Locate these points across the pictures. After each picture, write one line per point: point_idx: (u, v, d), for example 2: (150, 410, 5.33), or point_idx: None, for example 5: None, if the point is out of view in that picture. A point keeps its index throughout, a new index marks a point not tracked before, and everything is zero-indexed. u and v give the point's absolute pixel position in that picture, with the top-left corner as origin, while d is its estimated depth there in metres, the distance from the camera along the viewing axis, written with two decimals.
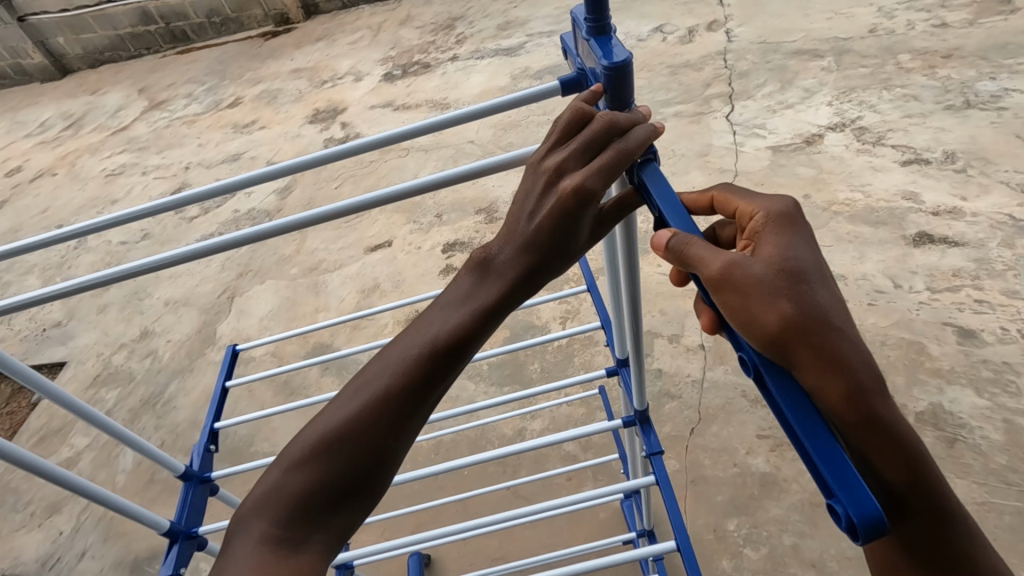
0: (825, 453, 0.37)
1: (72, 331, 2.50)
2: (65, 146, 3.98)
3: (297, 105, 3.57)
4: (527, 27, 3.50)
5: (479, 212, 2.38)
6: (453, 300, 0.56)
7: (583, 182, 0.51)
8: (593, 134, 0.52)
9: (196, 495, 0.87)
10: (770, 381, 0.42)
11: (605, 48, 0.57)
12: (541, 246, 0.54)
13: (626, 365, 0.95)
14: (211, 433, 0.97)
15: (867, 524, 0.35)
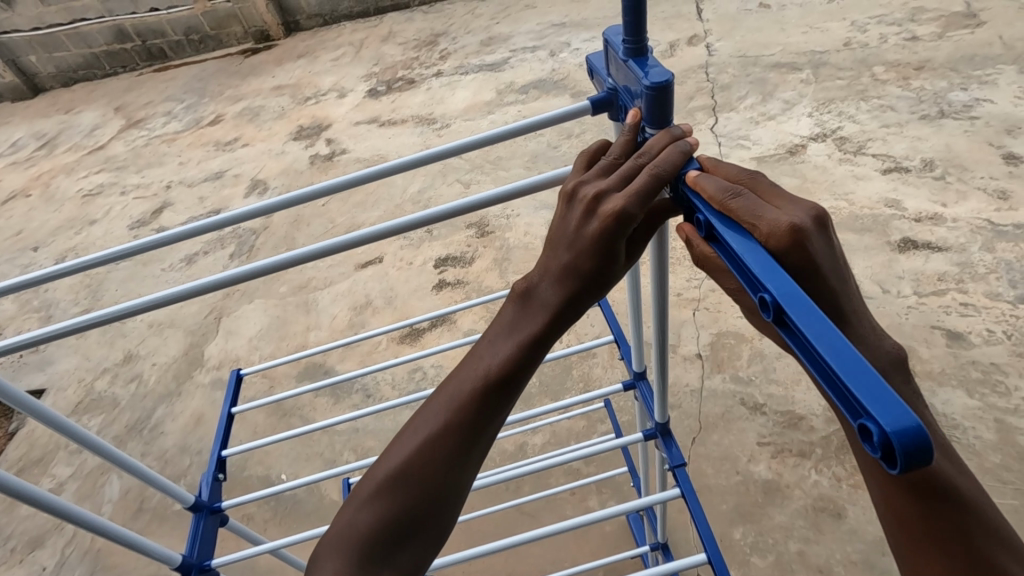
0: (854, 372, 0.36)
1: (51, 356, 2.42)
2: (38, 166, 3.88)
3: (280, 121, 3.54)
4: (510, 43, 3.54)
5: (470, 226, 2.38)
6: (500, 332, 0.58)
7: (621, 207, 0.50)
8: (631, 169, 0.53)
9: (207, 526, 0.85)
10: (791, 313, 0.40)
11: (644, 68, 0.58)
12: (582, 272, 0.54)
13: (643, 378, 0.96)
14: (219, 461, 0.94)
15: (903, 437, 0.33)
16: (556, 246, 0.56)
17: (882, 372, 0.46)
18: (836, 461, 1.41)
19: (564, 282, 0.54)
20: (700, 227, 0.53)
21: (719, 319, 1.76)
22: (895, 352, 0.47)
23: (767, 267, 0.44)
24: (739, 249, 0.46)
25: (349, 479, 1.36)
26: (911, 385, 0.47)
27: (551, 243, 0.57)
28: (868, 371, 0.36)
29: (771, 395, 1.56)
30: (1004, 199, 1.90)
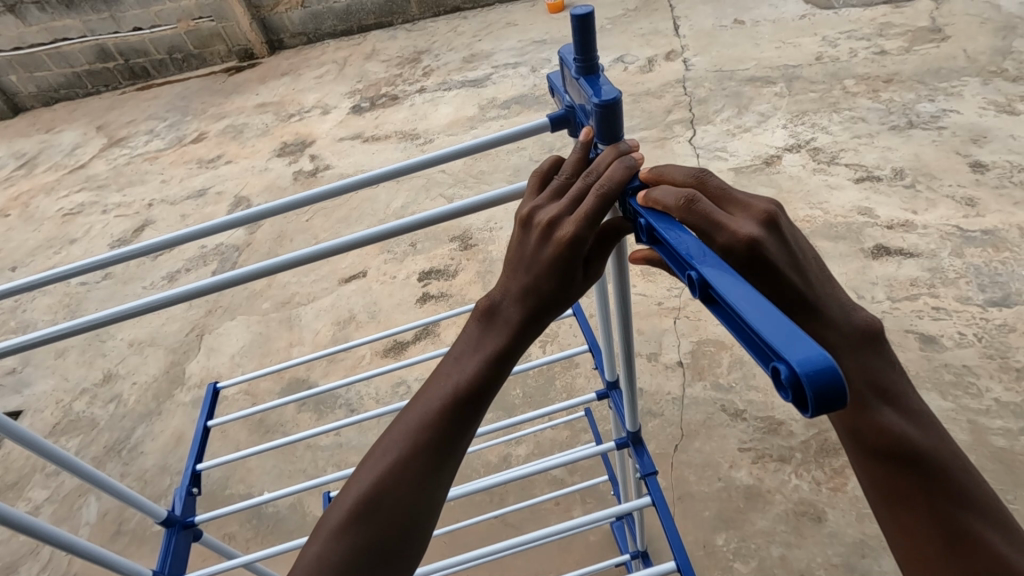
0: (766, 321, 0.37)
1: (28, 378, 2.38)
2: (17, 186, 3.84)
3: (264, 138, 3.55)
4: (492, 59, 3.60)
5: (453, 240, 2.40)
6: (463, 351, 0.59)
7: (573, 231, 0.52)
8: (580, 191, 0.55)
9: (180, 542, 0.84)
10: (722, 291, 0.41)
11: (595, 87, 0.61)
12: (543, 290, 0.56)
13: (616, 388, 0.96)
14: (194, 476, 0.93)
15: (813, 372, 0.34)
16: (515, 267, 0.57)
17: (853, 354, 0.53)
18: (816, 464, 1.43)
19: (526, 301, 0.56)
20: (642, 233, 0.54)
21: (699, 326, 1.79)
22: (866, 328, 0.54)
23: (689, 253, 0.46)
24: (675, 241, 0.48)
25: (330, 494, 1.34)
26: (882, 362, 0.54)
27: (510, 264, 0.58)
28: (783, 323, 0.37)
29: (751, 401, 1.58)
30: (972, 205, 1.96)
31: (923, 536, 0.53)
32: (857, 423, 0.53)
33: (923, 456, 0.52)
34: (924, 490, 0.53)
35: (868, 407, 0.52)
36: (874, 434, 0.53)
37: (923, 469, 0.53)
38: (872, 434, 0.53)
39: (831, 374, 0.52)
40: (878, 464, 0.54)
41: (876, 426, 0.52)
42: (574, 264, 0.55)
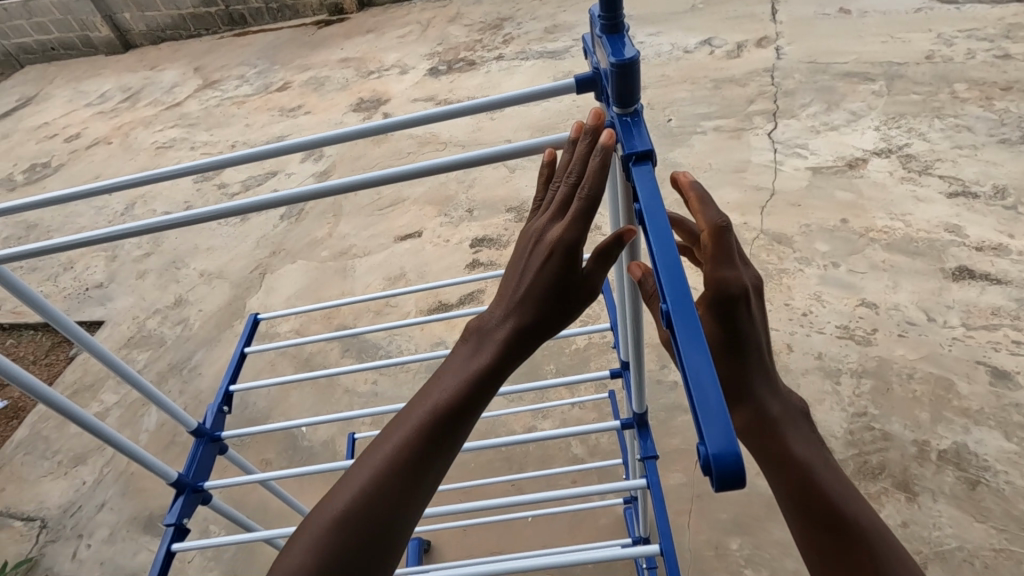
0: (704, 397, 0.39)
1: (112, 293, 2.61)
2: (121, 117, 4.15)
3: (342, 93, 3.65)
4: (574, 33, 3.53)
5: (509, 211, 2.41)
6: (454, 366, 0.59)
7: (562, 235, 0.55)
8: (565, 194, 0.57)
9: (206, 453, 0.91)
10: (677, 331, 0.43)
11: (616, 44, 0.57)
12: (534, 308, 0.57)
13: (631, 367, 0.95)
14: (226, 395, 1.00)
15: (723, 466, 0.36)
16: (511, 284, 0.59)
17: (788, 422, 0.59)
18: None
19: (518, 319, 0.57)
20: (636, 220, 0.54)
21: None
22: (797, 406, 0.61)
23: (670, 274, 0.46)
24: (655, 253, 0.48)
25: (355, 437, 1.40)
26: (813, 435, 0.60)
27: (508, 281, 0.60)
28: (715, 396, 0.39)
29: None
30: None
31: None
32: (804, 492, 0.56)
33: (863, 525, 0.56)
34: (870, 559, 0.55)
35: (811, 472, 0.56)
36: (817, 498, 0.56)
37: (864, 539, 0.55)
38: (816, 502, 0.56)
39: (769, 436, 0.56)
40: (825, 531, 0.56)
41: (820, 491, 0.56)
42: (576, 273, 0.56)
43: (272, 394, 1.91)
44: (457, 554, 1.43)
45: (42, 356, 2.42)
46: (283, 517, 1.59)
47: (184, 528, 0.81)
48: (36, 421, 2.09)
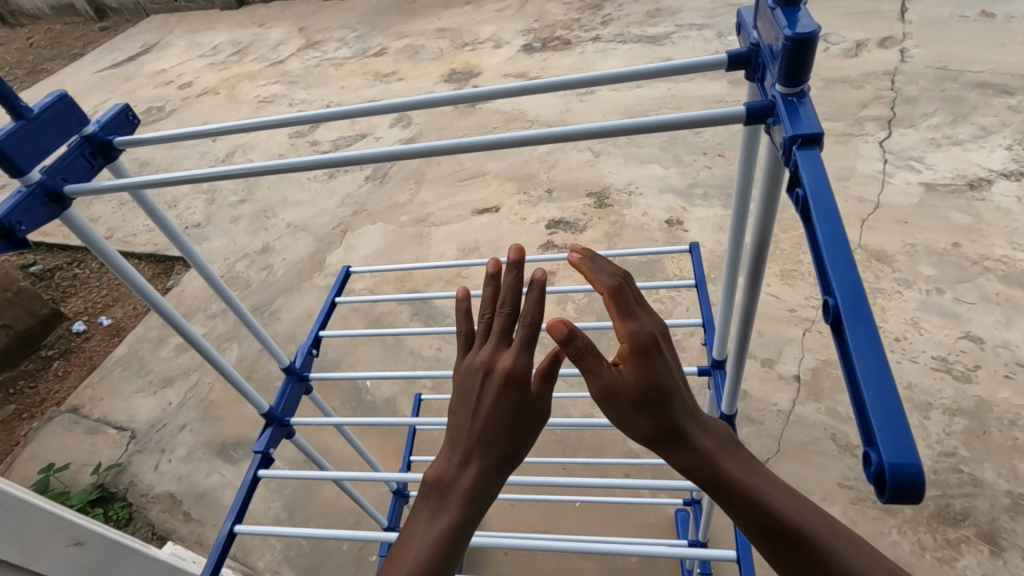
0: (881, 400, 0.37)
1: (207, 234, 2.80)
2: (229, 70, 4.39)
3: (435, 63, 3.70)
4: (677, 19, 3.41)
5: (589, 195, 2.37)
6: (426, 516, 0.60)
7: (513, 364, 0.61)
8: (503, 325, 0.64)
9: (294, 390, 0.96)
10: (847, 326, 0.40)
11: (791, 17, 0.51)
12: (497, 443, 0.61)
13: (721, 367, 0.91)
14: (315, 339, 1.04)
15: (898, 476, 0.35)
16: (465, 427, 0.62)
17: (725, 452, 0.58)
18: (926, 529, 1.29)
19: (481, 456, 0.61)
20: (797, 201, 0.49)
21: (831, 345, 1.64)
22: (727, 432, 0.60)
23: (837, 266, 0.42)
24: (822, 238, 0.44)
25: (421, 399, 1.43)
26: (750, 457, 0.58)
27: (460, 424, 0.63)
28: (895, 400, 0.37)
29: None
30: None
31: None
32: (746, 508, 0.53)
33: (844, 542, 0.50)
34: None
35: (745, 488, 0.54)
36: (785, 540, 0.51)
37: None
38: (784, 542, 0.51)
39: (718, 474, 0.56)
40: (798, 554, 0.50)
41: (768, 508, 0.52)
42: (527, 398, 0.62)
43: (343, 347, 2.00)
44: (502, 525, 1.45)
45: (144, 284, 2.64)
46: (343, 463, 1.68)
47: (270, 456, 0.87)
48: (135, 342, 2.29)
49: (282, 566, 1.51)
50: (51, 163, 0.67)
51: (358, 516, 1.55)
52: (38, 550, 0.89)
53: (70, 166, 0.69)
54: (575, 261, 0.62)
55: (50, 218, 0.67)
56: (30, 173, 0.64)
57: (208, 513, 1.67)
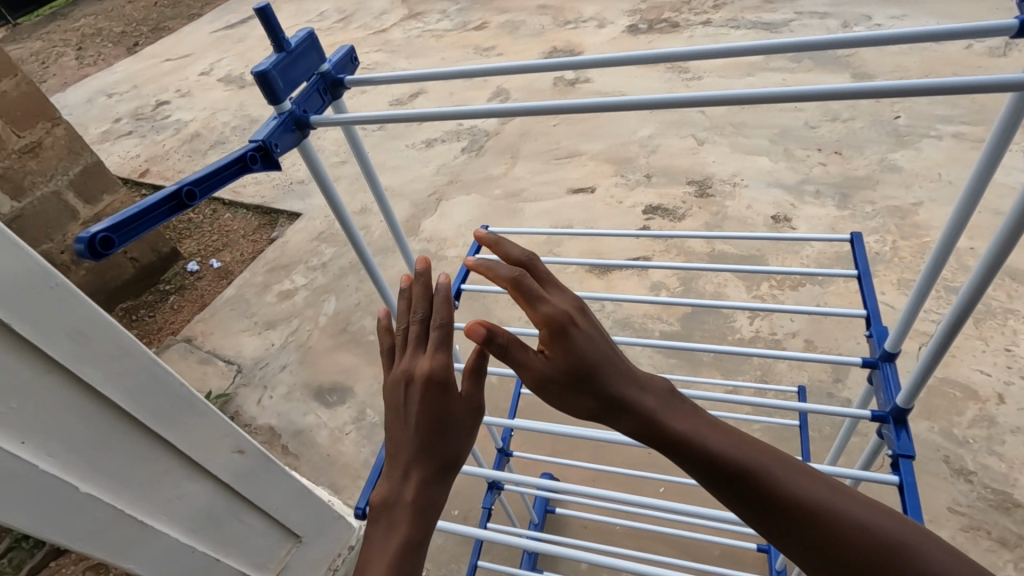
0: None
1: (310, 191, 2.94)
2: (334, 36, 4.54)
3: (536, 39, 3.67)
4: (797, 6, 3.22)
5: (690, 183, 2.30)
6: (382, 529, 0.60)
7: (432, 367, 0.62)
8: (416, 332, 0.65)
9: None
10: None
11: None
12: (432, 446, 0.61)
13: (890, 361, 0.76)
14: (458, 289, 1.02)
15: None
16: (398, 444, 0.62)
17: (665, 405, 0.59)
18: None
19: (420, 460, 0.61)
20: None
21: (950, 364, 1.54)
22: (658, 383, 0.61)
23: None
24: None
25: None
26: (686, 406, 0.59)
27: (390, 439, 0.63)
28: None
29: (983, 466, 1.35)
30: None
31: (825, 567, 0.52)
32: (691, 464, 0.56)
33: (780, 488, 0.53)
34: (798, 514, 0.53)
35: (686, 444, 0.56)
36: (741, 482, 0.54)
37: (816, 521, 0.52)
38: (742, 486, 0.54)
39: (661, 423, 0.57)
40: (737, 503, 0.55)
41: (706, 461, 0.55)
42: (454, 398, 0.62)
43: None
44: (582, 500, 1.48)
45: (250, 233, 2.82)
46: None
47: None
48: (243, 286, 2.47)
49: None
50: (297, 92, 0.67)
51: None
52: (203, 447, 0.88)
53: (311, 96, 0.69)
54: (474, 265, 0.63)
55: (298, 146, 0.67)
56: (288, 103, 0.64)
57: (303, 449, 1.79)
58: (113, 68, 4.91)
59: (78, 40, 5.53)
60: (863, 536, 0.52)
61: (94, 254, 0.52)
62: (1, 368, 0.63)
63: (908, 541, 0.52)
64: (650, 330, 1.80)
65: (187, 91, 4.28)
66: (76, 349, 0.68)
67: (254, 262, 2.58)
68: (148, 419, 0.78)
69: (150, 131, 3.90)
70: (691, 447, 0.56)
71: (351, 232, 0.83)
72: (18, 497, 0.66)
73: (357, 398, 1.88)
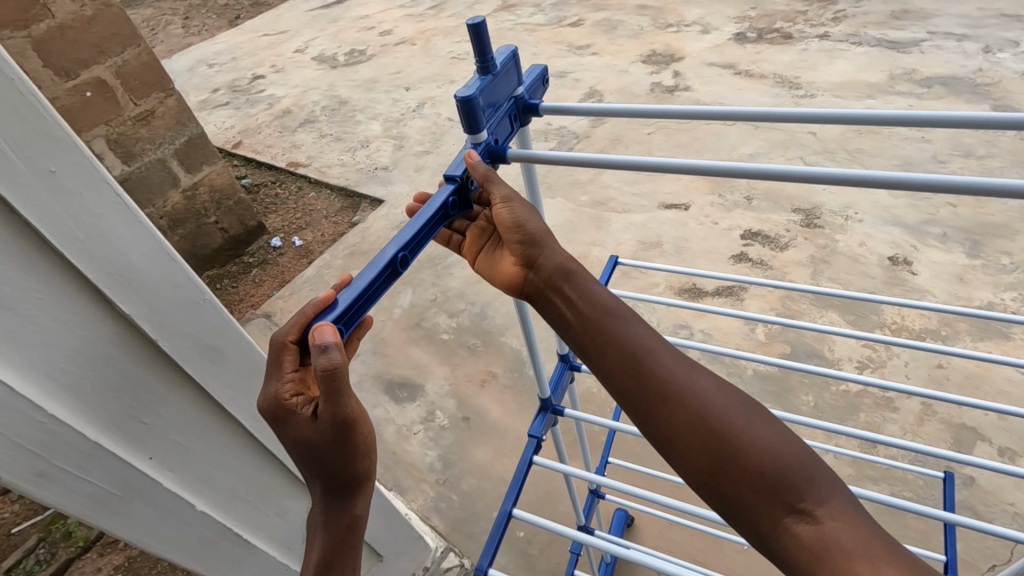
0: None
1: (392, 178, 2.95)
2: (426, 22, 4.53)
3: (634, 40, 3.52)
4: (930, 24, 2.96)
5: (796, 211, 2.14)
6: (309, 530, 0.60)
7: (279, 393, 0.53)
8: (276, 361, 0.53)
9: (564, 376, 0.95)
10: None
11: None
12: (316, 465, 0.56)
13: None
14: None
15: None
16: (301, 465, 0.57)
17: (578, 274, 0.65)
18: None
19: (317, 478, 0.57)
20: None
21: None
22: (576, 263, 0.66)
23: None
24: None
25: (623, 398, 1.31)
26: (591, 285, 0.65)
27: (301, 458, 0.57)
28: None
29: None
30: None
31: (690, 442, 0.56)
32: (590, 328, 0.62)
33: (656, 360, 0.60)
34: (669, 386, 0.58)
35: (586, 308, 0.63)
36: (630, 368, 0.60)
37: (692, 408, 0.57)
38: (629, 364, 0.60)
39: (575, 282, 0.64)
40: (622, 372, 0.60)
41: (599, 325, 0.62)
42: (305, 427, 0.53)
43: (510, 315, 2.01)
44: (655, 545, 1.39)
45: (332, 214, 2.85)
46: (499, 429, 1.70)
47: (542, 443, 0.84)
48: (322, 267, 2.49)
49: (432, 515, 1.55)
50: (491, 117, 0.67)
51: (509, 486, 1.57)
52: None
53: (501, 121, 0.69)
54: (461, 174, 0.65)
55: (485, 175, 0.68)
56: (484, 133, 0.64)
57: None
58: (215, 39, 5.11)
59: (185, 10, 5.80)
60: (717, 414, 0.56)
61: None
62: (144, 389, 0.62)
63: (752, 427, 0.56)
64: (742, 369, 1.68)
65: (281, 67, 4.39)
66: (205, 363, 0.68)
67: (335, 245, 2.60)
68: (260, 435, 0.78)
69: (245, 104, 4.02)
70: (588, 315, 0.62)
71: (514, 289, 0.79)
72: (140, 514, 0.66)
73: (427, 397, 1.82)
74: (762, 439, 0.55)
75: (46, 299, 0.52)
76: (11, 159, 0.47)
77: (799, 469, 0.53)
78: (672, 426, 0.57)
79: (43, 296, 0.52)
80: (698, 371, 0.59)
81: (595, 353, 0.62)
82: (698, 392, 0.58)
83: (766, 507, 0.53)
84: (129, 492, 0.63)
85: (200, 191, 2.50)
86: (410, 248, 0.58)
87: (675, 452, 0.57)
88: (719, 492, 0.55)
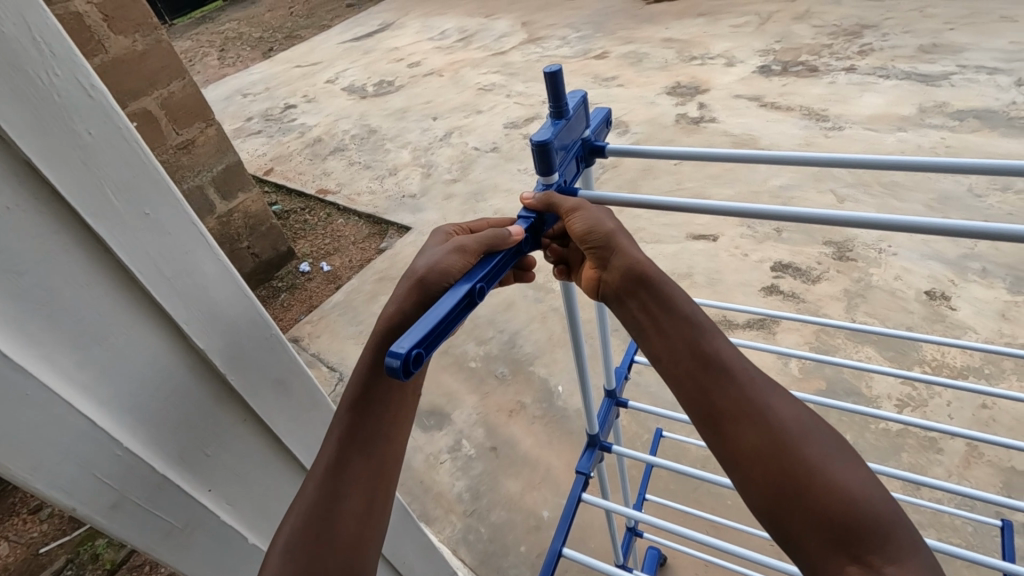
0: None
1: (421, 206, 3.00)
2: (455, 54, 4.65)
3: (660, 72, 3.56)
4: (961, 57, 2.96)
5: (828, 243, 2.12)
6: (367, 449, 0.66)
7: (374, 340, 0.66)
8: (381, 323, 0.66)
9: (611, 411, 0.99)
10: None
11: None
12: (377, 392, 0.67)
13: None
14: (631, 363, 1.07)
15: None
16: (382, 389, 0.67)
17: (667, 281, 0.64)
18: None
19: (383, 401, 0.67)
20: None
21: None
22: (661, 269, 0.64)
23: None
24: None
25: (662, 431, 1.23)
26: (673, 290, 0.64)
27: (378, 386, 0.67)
28: None
29: None
30: None
31: (756, 464, 0.55)
32: (667, 336, 0.62)
33: (733, 378, 0.59)
34: (742, 402, 0.57)
35: (668, 316, 0.62)
36: (703, 378, 0.59)
37: (759, 429, 0.56)
38: (702, 377, 0.59)
39: (660, 292, 0.63)
40: (695, 378, 0.60)
41: (677, 333, 0.61)
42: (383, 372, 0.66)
43: (540, 344, 1.99)
44: None
45: (360, 240, 2.89)
46: (530, 460, 1.68)
47: (590, 480, 0.87)
48: (351, 293, 2.53)
49: (460, 547, 1.53)
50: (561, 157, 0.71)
51: (539, 520, 1.54)
52: None
53: (571, 162, 0.74)
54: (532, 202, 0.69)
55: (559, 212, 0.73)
56: (556, 175, 0.69)
57: None
58: (251, 69, 5.32)
59: (222, 42, 6.05)
60: (789, 440, 0.55)
61: (406, 372, 0.50)
62: (211, 420, 0.64)
63: (827, 463, 0.54)
64: None
65: (313, 97, 4.53)
66: (270, 396, 0.70)
67: (363, 270, 2.64)
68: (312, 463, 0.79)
69: (278, 132, 4.15)
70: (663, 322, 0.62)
71: (576, 332, 0.80)
72: (198, 545, 0.66)
73: (455, 426, 1.81)
74: (835, 474, 0.53)
75: (129, 335, 0.54)
76: (113, 203, 0.49)
77: (870, 518, 0.51)
78: (739, 447, 0.56)
79: (131, 332, 0.54)
80: (772, 393, 0.58)
81: (664, 356, 0.62)
82: (770, 416, 0.56)
83: (825, 547, 0.52)
84: (188, 526, 0.63)
85: (236, 217, 2.56)
86: (485, 280, 0.60)
87: (739, 471, 0.56)
88: (784, 527, 0.54)
